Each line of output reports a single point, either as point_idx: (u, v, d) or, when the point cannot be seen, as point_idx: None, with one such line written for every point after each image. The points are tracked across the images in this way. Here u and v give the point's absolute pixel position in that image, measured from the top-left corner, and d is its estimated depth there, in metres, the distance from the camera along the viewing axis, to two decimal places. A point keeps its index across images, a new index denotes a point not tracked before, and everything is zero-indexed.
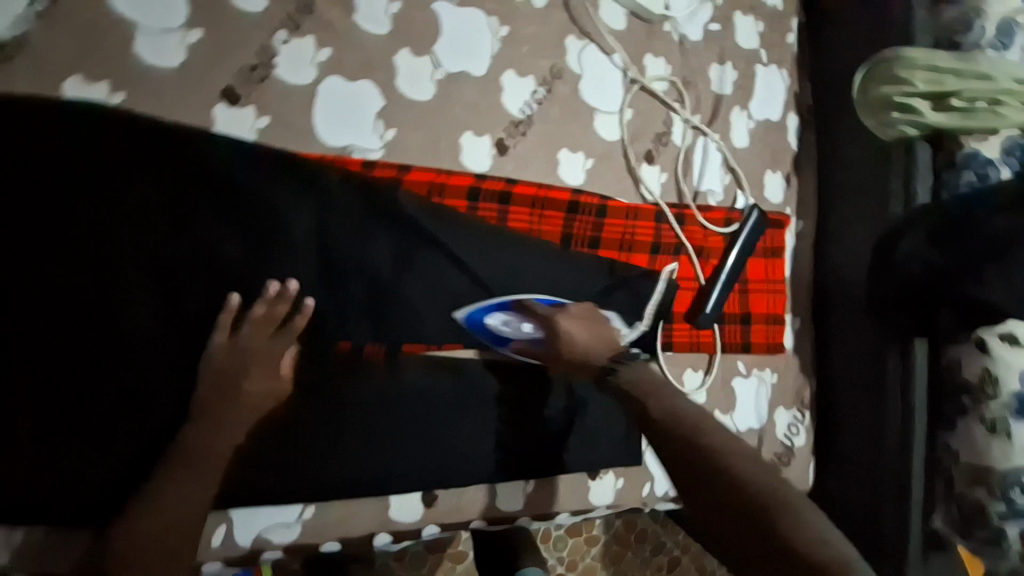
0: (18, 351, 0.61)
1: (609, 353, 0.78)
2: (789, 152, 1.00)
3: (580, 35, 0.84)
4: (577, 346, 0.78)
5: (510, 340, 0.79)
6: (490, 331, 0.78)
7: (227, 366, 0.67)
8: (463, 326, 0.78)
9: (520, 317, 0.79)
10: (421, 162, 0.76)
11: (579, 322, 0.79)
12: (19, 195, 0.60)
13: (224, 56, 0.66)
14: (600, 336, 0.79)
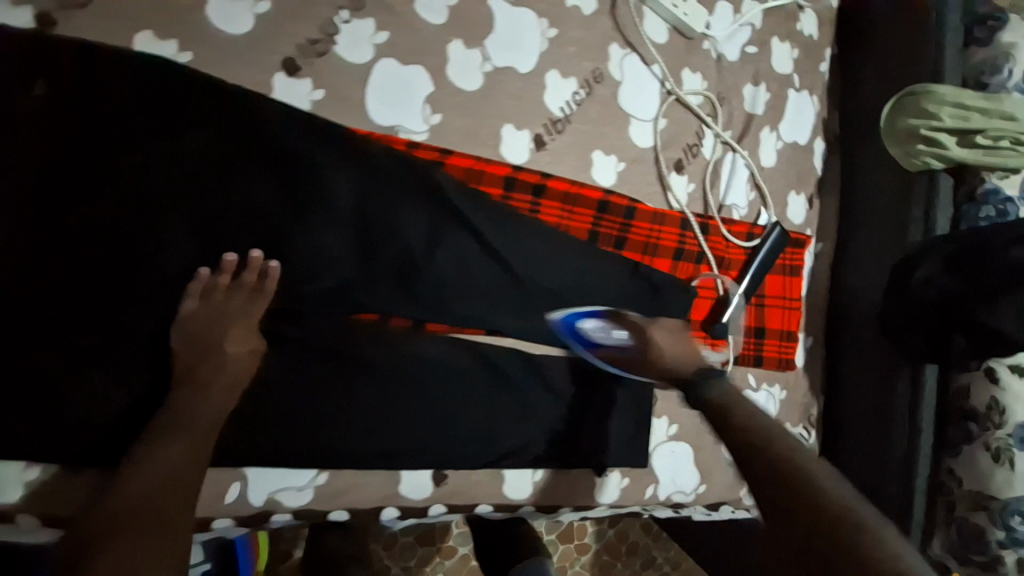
0: (65, 289, 0.63)
1: (692, 366, 0.80)
2: (813, 176, 1.03)
3: (623, 43, 0.88)
4: (666, 356, 0.80)
5: (598, 345, 0.83)
6: (584, 334, 0.81)
7: (206, 329, 0.68)
8: (555, 327, 0.82)
9: (614, 322, 0.82)
10: (462, 147, 0.78)
11: (667, 335, 0.82)
12: (84, 138, 0.63)
13: (289, 28, 0.69)
14: (687, 350, 0.81)
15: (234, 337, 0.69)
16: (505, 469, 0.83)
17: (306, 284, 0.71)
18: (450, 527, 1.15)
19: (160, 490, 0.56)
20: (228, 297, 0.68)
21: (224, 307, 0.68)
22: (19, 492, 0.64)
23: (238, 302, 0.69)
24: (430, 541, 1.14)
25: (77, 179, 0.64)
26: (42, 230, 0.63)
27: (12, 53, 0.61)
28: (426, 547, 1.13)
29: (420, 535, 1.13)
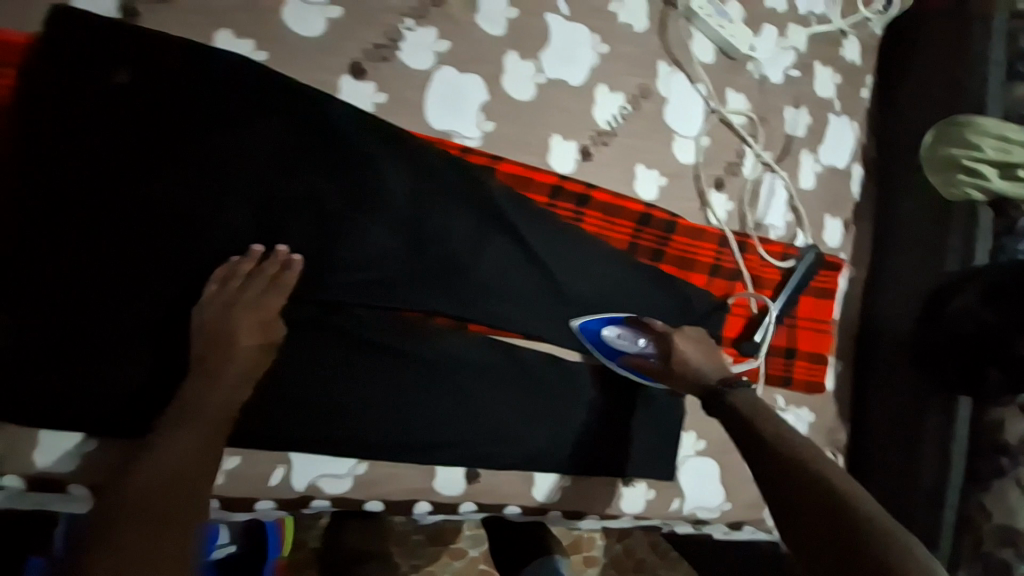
0: (128, 270, 0.65)
1: (718, 375, 0.80)
2: (850, 200, 1.04)
3: (671, 62, 0.90)
4: (690, 364, 0.81)
5: (621, 353, 0.83)
6: (606, 342, 0.82)
7: (218, 319, 0.67)
8: (579, 334, 0.82)
9: (636, 331, 0.83)
10: (512, 155, 0.81)
11: (692, 343, 0.82)
12: (155, 126, 0.66)
13: (357, 33, 0.73)
14: (712, 359, 0.82)
15: (253, 331, 0.68)
16: (536, 473, 0.84)
17: (357, 278, 0.72)
18: (461, 528, 1.13)
19: (167, 488, 0.58)
20: (242, 290, 0.68)
21: (235, 300, 0.68)
22: (72, 464, 0.67)
23: (251, 296, 0.68)
24: (441, 541, 1.12)
25: (144, 166, 0.66)
26: (112, 214, 0.65)
27: (98, 43, 0.64)
28: (436, 547, 1.12)
29: (431, 535, 1.12)
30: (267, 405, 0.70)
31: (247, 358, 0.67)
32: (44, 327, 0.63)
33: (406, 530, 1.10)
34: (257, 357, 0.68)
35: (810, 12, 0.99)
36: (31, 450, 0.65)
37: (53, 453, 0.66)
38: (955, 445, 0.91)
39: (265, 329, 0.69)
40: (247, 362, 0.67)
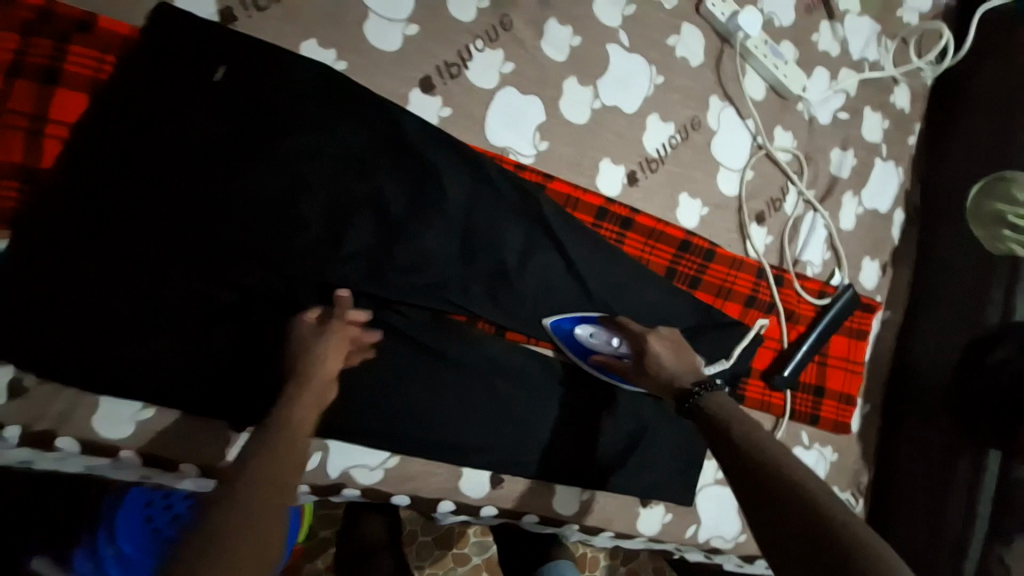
0: (197, 251, 0.69)
1: (691, 378, 0.77)
2: (889, 244, 1.05)
3: (722, 96, 0.93)
4: (660, 365, 0.78)
5: (593, 352, 0.82)
6: (578, 340, 0.82)
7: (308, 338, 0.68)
8: (551, 332, 0.81)
9: (608, 329, 0.82)
10: (563, 175, 0.84)
11: (666, 344, 0.79)
12: (238, 120, 0.70)
13: (432, 50, 0.78)
14: (685, 361, 0.78)
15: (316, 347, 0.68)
16: (559, 485, 0.85)
17: (412, 280, 0.76)
18: (468, 533, 1.13)
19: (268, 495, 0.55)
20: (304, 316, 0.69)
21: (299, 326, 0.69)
22: (129, 430, 0.70)
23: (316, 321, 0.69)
24: (448, 544, 1.11)
25: (223, 155, 0.69)
26: (189, 197, 0.68)
27: (198, 41, 0.69)
28: (441, 551, 1.11)
29: (439, 537, 1.11)
30: None
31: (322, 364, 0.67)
32: (123, 299, 0.67)
33: (414, 529, 1.10)
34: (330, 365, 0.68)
35: (862, 57, 1.02)
36: (92, 414, 0.69)
37: (112, 419, 0.69)
38: (985, 499, 0.90)
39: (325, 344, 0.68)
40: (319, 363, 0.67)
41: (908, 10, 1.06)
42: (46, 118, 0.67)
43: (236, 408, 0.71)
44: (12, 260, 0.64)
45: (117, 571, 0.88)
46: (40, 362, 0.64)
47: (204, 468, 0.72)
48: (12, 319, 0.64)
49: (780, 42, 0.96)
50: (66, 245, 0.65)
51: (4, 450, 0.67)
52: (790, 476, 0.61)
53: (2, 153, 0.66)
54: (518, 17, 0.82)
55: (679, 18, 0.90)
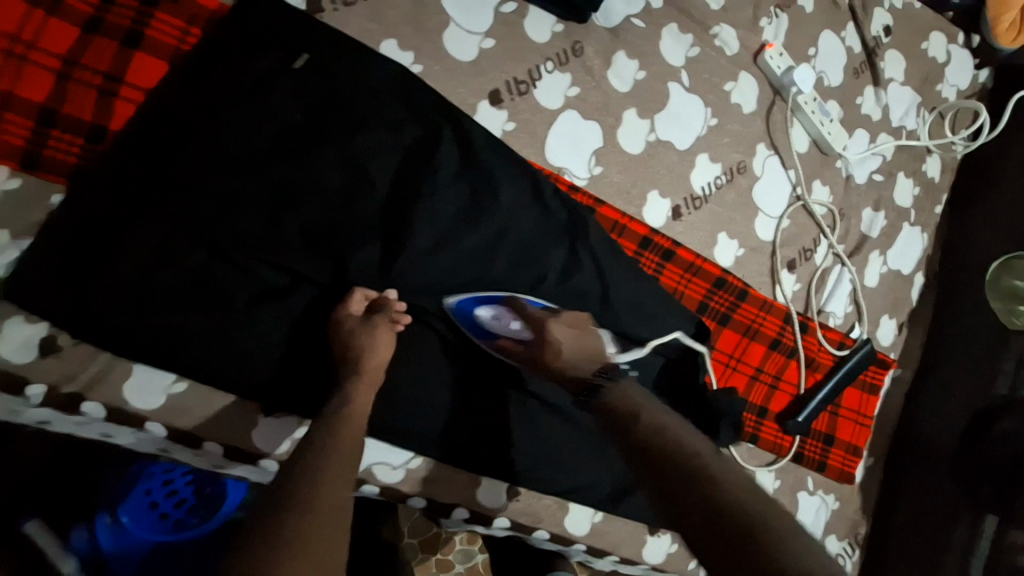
0: (250, 229, 0.68)
1: (592, 367, 0.75)
2: (907, 304, 1.09)
3: (769, 145, 0.96)
4: (562, 355, 0.75)
5: (496, 336, 0.78)
6: (480, 324, 0.77)
7: (350, 336, 0.69)
8: (452, 313, 0.77)
9: (511, 313, 0.78)
10: (613, 201, 0.86)
11: (568, 329, 0.76)
12: (311, 107, 0.71)
13: (505, 66, 0.80)
14: (587, 347, 0.76)
15: (353, 345, 0.68)
16: (573, 503, 0.85)
17: (457, 284, 0.77)
18: (455, 539, 1.05)
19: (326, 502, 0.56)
20: (346, 316, 0.70)
21: (339, 326, 0.70)
22: (159, 401, 0.68)
23: (355, 326, 0.69)
24: (433, 549, 1.04)
25: (292, 138, 0.70)
26: (252, 173, 0.68)
27: (287, 28, 0.70)
28: (425, 554, 1.04)
29: (424, 540, 1.04)
30: None
31: (359, 364, 0.68)
32: (172, 269, 0.66)
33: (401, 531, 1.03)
34: (374, 359, 0.69)
35: (900, 125, 1.07)
36: (124, 382, 0.67)
37: (144, 388, 0.68)
38: (979, 562, 0.94)
39: (369, 340, 0.68)
40: (353, 367, 0.68)
41: (947, 87, 1.12)
42: (123, 79, 0.67)
43: (272, 392, 0.70)
44: (73, 217, 0.64)
45: (109, 542, 0.86)
46: (84, 321, 0.64)
47: (228, 448, 0.71)
48: (68, 275, 0.64)
49: (828, 100, 1.00)
50: (126, 208, 0.65)
51: (26, 407, 0.66)
52: (735, 492, 0.56)
53: (76, 109, 0.66)
54: (589, 44, 0.84)
55: (738, 66, 0.93)
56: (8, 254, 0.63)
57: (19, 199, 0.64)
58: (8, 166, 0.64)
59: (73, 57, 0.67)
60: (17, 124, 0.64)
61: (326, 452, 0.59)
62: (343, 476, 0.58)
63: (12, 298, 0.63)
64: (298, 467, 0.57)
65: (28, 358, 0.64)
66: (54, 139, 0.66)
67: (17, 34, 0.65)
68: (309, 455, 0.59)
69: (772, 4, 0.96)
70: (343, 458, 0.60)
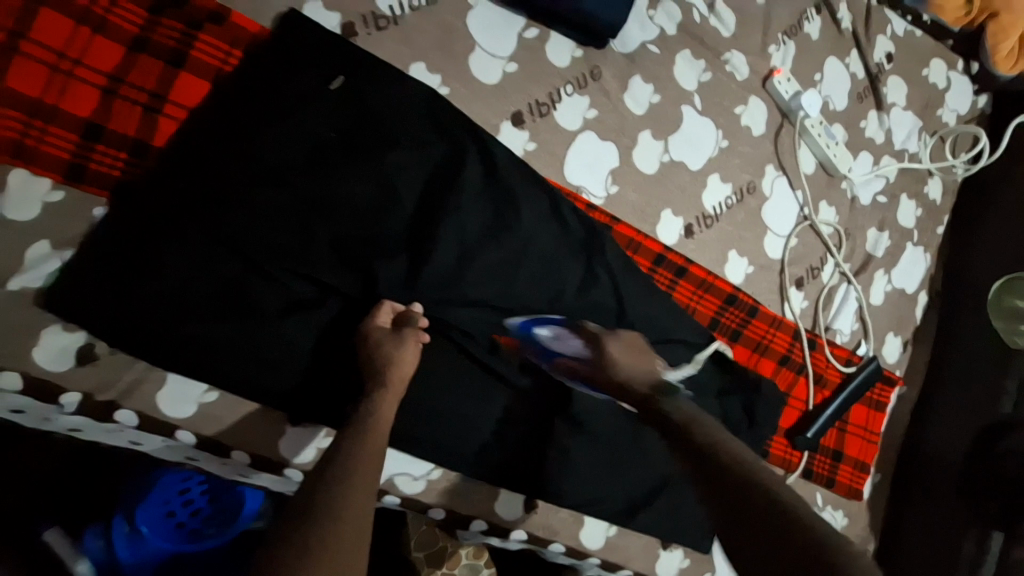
0: (283, 243, 0.70)
1: (647, 382, 0.75)
2: (912, 322, 1.11)
3: (778, 166, 0.99)
4: (619, 369, 0.76)
5: (555, 354, 0.81)
6: (540, 343, 0.80)
7: (378, 348, 0.70)
8: (513, 333, 0.80)
9: (571, 331, 0.81)
10: (629, 219, 0.89)
11: (624, 347, 0.78)
12: (343, 126, 0.73)
13: (527, 89, 0.83)
14: (641, 364, 0.77)
15: (381, 357, 0.69)
16: (588, 517, 0.86)
17: (478, 299, 0.79)
18: (461, 553, 0.95)
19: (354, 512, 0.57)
20: (374, 329, 0.71)
21: (369, 339, 0.71)
22: (189, 410, 0.70)
23: (382, 338, 0.70)
24: (438, 564, 0.93)
25: (324, 155, 0.72)
26: (285, 188, 0.70)
27: (322, 50, 0.74)
28: (430, 570, 0.93)
29: (430, 554, 0.94)
30: None
31: (387, 376, 0.69)
32: (207, 280, 0.68)
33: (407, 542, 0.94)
34: (402, 370, 0.70)
35: (903, 149, 1.10)
36: (157, 391, 0.69)
37: (177, 397, 0.69)
38: None
39: (396, 353, 0.70)
40: (380, 379, 0.69)
41: (947, 112, 1.16)
42: (166, 97, 0.70)
43: (298, 402, 0.72)
44: (114, 229, 0.67)
45: (126, 553, 0.86)
46: (121, 330, 0.66)
47: (254, 457, 0.72)
48: (107, 286, 0.66)
49: (834, 124, 1.04)
50: (165, 221, 0.67)
51: (59, 415, 0.67)
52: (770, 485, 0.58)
53: (120, 125, 0.69)
54: (607, 69, 0.88)
55: (749, 90, 0.97)
56: (49, 264, 0.65)
57: (61, 211, 0.67)
58: (51, 178, 0.67)
59: (119, 75, 0.69)
60: (63, 139, 0.67)
61: (358, 463, 0.61)
62: (369, 488, 0.59)
63: (53, 307, 0.65)
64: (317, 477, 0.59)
65: (65, 366, 0.66)
66: (97, 153, 0.68)
67: (65, 51, 0.67)
68: (342, 466, 0.60)
69: (781, 32, 1.01)
70: (365, 468, 0.60)
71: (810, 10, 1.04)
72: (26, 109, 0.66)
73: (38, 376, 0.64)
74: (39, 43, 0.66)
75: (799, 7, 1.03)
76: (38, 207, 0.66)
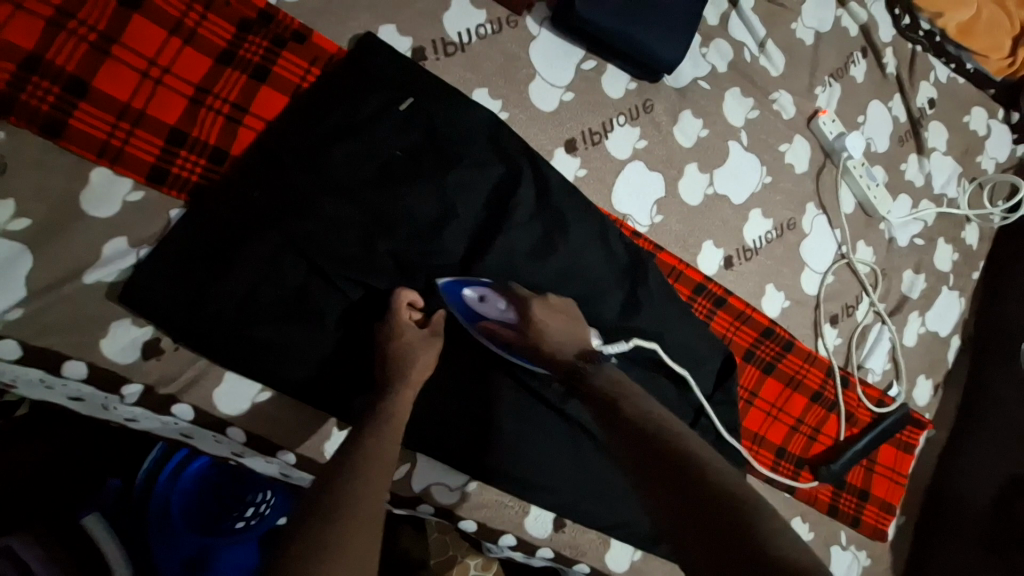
0: (341, 253, 0.73)
1: (574, 350, 0.74)
2: (943, 366, 1.12)
3: (818, 204, 1.01)
4: (545, 337, 0.73)
5: (481, 317, 0.76)
6: (467, 305, 0.75)
7: (403, 346, 0.71)
8: (441, 295, 0.75)
9: (498, 294, 0.75)
10: (671, 248, 0.91)
11: (553, 313, 0.74)
12: (410, 146, 0.77)
13: (581, 119, 0.87)
14: (571, 332, 0.75)
15: (409, 359, 0.70)
16: (615, 539, 0.87)
17: None
18: (469, 564, 0.98)
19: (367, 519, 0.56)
20: (402, 326, 0.71)
21: (394, 335, 0.71)
22: (242, 409, 0.72)
23: (410, 332, 0.71)
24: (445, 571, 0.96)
25: (389, 172, 0.75)
26: (352, 202, 0.74)
27: (395, 73, 0.77)
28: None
29: (439, 561, 0.97)
30: (420, 404, 0.78)
31: (408, 375, 0.70)
32: (273, 286, 0.71)
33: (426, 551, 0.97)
34: (414, 372, 0.70)
35: (941, 193, 1.12)
36: (214, 388, 0.71)
37: (231, 394, 0.72)
38: None
39: (414, 353, 0.71)
40: (400, 378, 0.69)
41: (986, 159, 1.18)
42: (247, 109, 0.74)
43: (346, 406, 0.74)
44: (187, 232, 0.70)
45: (158, 544, 0.88)
46: (190, 328, 0.69)
47: (299, 458, 0.75)
48: (181, 286, 0.69)
49: (875, 165, 1.06)
50: (240, 229, 0.71)
51: (119, 405, 0.70)
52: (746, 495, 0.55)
53: (202, 133, 0.72)
54: (659, 102, 0.91)
55: (793, 129, 0.99)
56: (125, 260, 0.69)
57: (141, 210, 0.70)
58: (133, 180, 0.70)
59: (205, 85, 0.73)
60: (147, 142, 0.70)
61: (380, 462, 0.61)
62: (376, 486, 0.59)
63: (125, 301, 0.68)
64: (354, 475, 0.58)
65: (131, 359, 0.68)
66: (179, 158, 0.71)
67: (156, 60, 0.71)
68: (357, 462, 0.60)
69: (827, 74, 1.03)
70: (378, 470, 0.60)
71: (857, 54, 1.06)
72: (115, 112, 0.69)
73: (108, 367, 0.67)
74: (131, 50, 0.70)
75: (846, 51, 1.05)
76: (119, 205, 0.69)
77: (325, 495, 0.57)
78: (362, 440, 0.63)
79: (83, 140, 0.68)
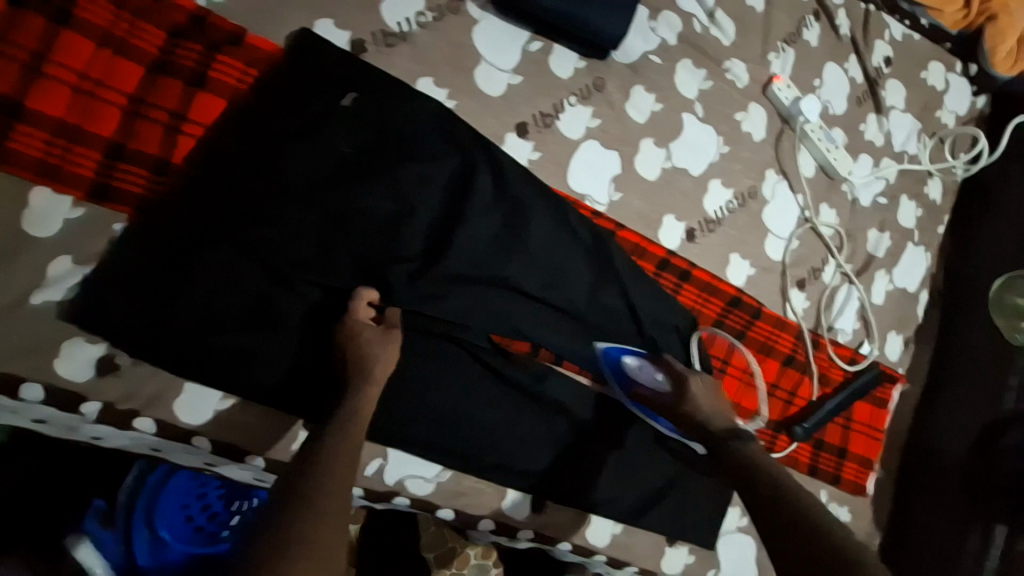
0: (289, 253, 0.72)
1: (723, 425, 0.81)
2: (913, 321, 1.13)
3: (778, 171, 1.01)
4: (699, 408, 0.82)
5: (634, 382, 0.86)
6: (625, 369, 0.86)
7: (360, 342, 0.70)
8: (599, 356, 0.86)
9: (654, 365, 0.87)
10: (633, 225, 0.91)
11: (707, 390, 0.84)
12: (354, 140, 0.76)
13: (530, 102, 0.86)
14: (721, 408, 0.83)
15: (368, 355, 0.70)
16: (594, 516, 0.88)
17: (467, 297, 0.79)
18: (468, 553, 0.97)
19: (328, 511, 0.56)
20: (358, 324, 0.71)
21: (350, 332, 0.71)
22: (207, 419, 0.72)
23: (366, 328, 0.71)
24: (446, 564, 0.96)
25: (336, 168, 0.75)
26: (299, 202, 0.73)
27: (335, 69, 0.76)
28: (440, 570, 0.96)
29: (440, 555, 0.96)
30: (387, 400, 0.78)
31: (365, 369, 0.69)
32: (224, 292, 0.71)
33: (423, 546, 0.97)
34: (375, 367, 0.70)
35: (903, 150, 1.12)
36: (176, 399, 0.71)
37: (193, 404, 0.72)
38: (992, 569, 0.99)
39: (372, 348, 0.70)
40: (358, 373, 0.69)
41: (946, 113, 1.18)
42: (186, 116, 0.72)
43: (312, 407, 0.74)
44: (132, 245, 0.69)
45: (146, 557, 0.88)
46: (144, 342, 0.68)
47: (269, 461, 0.75)
48: (130, 301, 0.68)
49: (834, 127, 1.06)
50: (186, 237, 0.70)
51: (82, 425, 0.69)
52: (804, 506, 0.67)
53: (142, 144, 0.71)
54: (610, 80, 0.90)
55: (749, 97, 0.99)
56: (70, 278, 0.68)
57: (82, 227, 0.69)
58: (74, 197, 0.69)
59: (140, 95, 0.71)
60: (86, 157, 0.69)
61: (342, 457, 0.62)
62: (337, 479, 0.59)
63: (74, 320, 0.67)
64: (318, 474, 0.59)
65: (87, 377, 0.68)
66: (119, 171, 0.70)
67: (87, 73, 0.69)
68: (320, 460, 0.60)
69: (780, 39, 1.03)
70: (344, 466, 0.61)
71: (810, 17, 1.06)
72: (50, 129, 0.68)
73: (65, 388, 0.67)
74: (61, 64, 0.68)
75: (799, 15, 1.05)
76: (61, 224, 0.68)
77: (289, 494, 0.57)
78: (328, 437, 0.63)
79: (18, 160, 0.66)
